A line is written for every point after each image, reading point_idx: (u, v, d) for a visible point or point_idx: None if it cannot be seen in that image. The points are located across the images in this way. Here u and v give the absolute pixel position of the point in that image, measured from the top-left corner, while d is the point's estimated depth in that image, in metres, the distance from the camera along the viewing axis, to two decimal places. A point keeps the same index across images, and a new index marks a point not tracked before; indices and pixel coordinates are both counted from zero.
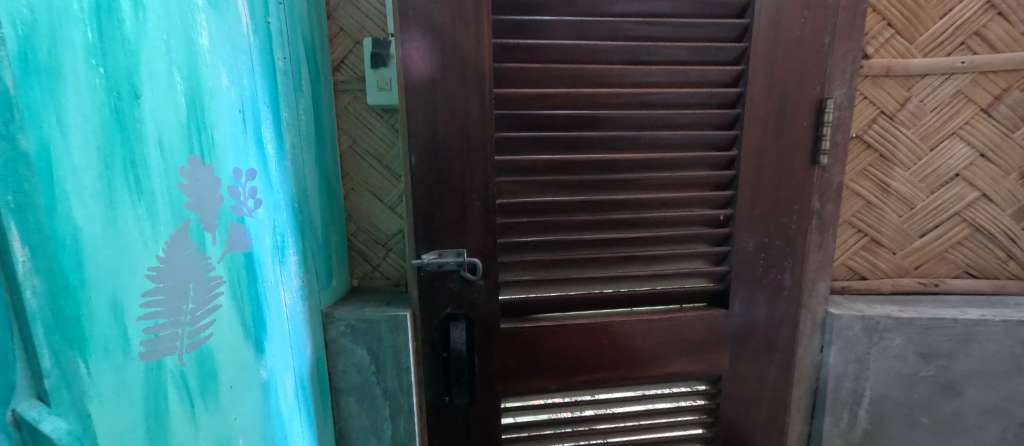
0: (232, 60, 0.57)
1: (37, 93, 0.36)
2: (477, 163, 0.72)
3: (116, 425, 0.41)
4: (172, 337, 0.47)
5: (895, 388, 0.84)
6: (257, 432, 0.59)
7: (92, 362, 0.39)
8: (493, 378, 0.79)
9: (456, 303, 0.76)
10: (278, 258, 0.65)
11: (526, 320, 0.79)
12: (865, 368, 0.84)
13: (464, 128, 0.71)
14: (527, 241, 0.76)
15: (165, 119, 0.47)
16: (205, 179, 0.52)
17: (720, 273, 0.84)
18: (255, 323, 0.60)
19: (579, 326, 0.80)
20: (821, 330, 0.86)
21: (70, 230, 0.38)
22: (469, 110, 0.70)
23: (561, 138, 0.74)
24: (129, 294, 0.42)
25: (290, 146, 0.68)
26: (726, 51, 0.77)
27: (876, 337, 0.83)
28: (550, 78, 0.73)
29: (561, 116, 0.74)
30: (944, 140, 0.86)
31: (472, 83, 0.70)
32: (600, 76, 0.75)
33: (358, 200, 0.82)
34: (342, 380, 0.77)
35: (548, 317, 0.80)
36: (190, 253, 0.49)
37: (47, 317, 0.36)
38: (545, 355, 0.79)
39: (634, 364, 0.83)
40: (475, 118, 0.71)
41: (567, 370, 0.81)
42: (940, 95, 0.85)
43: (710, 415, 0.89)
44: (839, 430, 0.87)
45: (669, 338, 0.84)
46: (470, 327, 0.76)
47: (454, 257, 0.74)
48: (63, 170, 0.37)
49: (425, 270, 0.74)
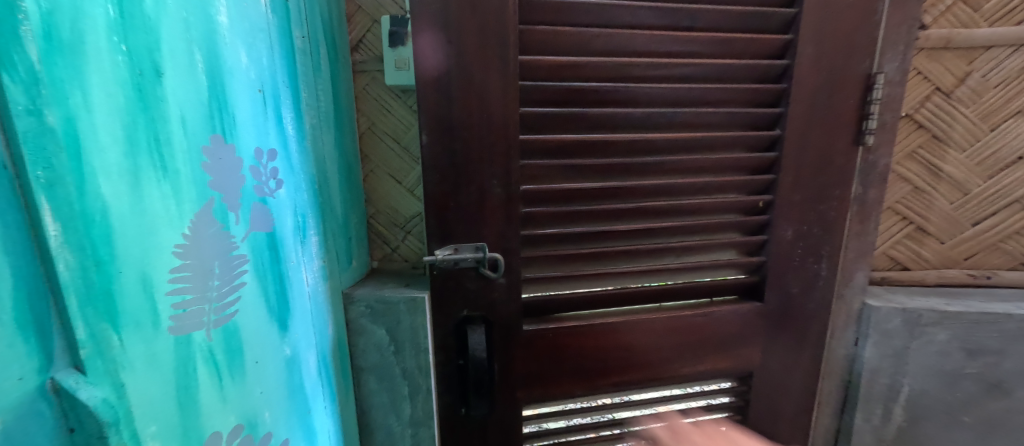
0: (251, 39, 0.57)
1: (62, 69, 0.36)
2: (498, 146, 0.70)
3: (147, 397, 0.42)
4: (199, 313, 0.48)
5: (936, 386, 0.80)
6: (280, 407, 0.61)
7: (124, 334, 0.40)
8: (513, 383, 0.78)
9: (474, 304, 0.75)
10: (299, 238, 0.66)
11: (550, 321, 0.78)
12: (903, 362, 0.79)
13: (485, 106, 0.69)
14: (552, 233, 0.74)
15: (187, 98, 0.48)
16: (227, 158, 0.53)
17: (754, 264, 0.80)
18: (278, 303, 0.61)
19: (605, 326, 0.78)
20: (857, 322, 0.82)
21: (99, 206, 0.38)
22: (490, 89, 0.68)
23: (586, 120, 0.72)
24: (156, 269, 0.43)
25: (310, 127, 0.69)
26: (770, 18, 0.72)
27: (918, 331, 0.78)
28: (578, 51, 0.70)
29: (588, 93, 0.71)
30: (1008, 118, 0.79)
31: (495, 60, 0.67)
32: (630, 47, 0.71)
33: (377, 183, 0.82)
34: (363, 360, 0.77)
35: (574, 318, 0.78)
36: (213, 232, 0.51)
37: (80, 290, 0.37)
38: (570, 357, 0.78)
39: (660, 365, 0.82)
40: (499, 95, 0.69)
41: (593, 374, 0.80)
42: (1009, 66, 0.77)
43: (738, 412, 0.87)
44: (870, 425, 0.84)
45: (697, 333, 0.81)
46: (489, 330, 0.76)
47: (471, 251, 0.73)
48: (89, 146, 0.38)
49: (438, 267, 0.73)
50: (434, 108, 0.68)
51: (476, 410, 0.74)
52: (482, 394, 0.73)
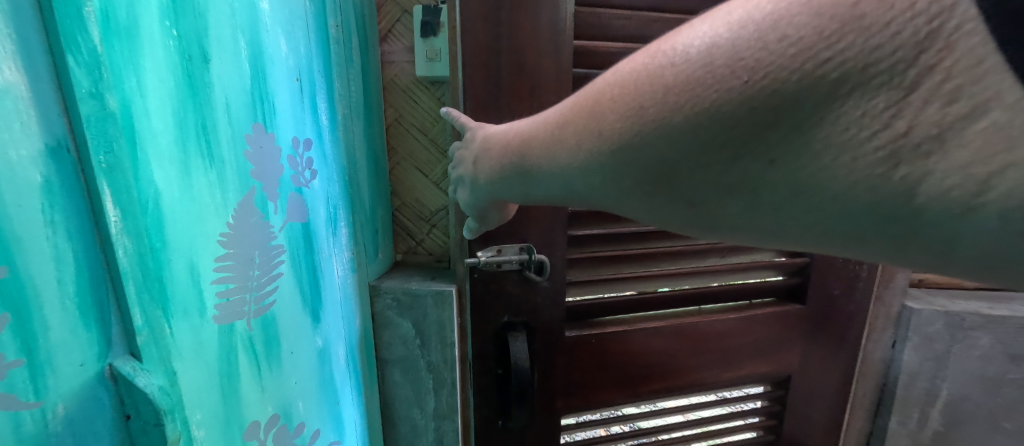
0: (290, 27, 0.57)
1: (120, 53, 0.35)
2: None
3: (194, 385, 0.42)
4: (240, 302, 0.48)
5: (976, 390, 0.79)
6: (312, 397, 0.61)
7: (174, 322, 0.40)
8: (553, 392, 0.75)
9: (516, 310, 0.70)
10: (331, 229, 0.66)
11: (592, 327, 0.74)
12: (943, 367, 0.80)
13: (535, 95, 0.63)
14: (597, 235, 0.70)
15: (232, 85, 0.48)
16: (267, 147, 0.53)
17: (797, 266, 0.79)
18: (312, 293, 0.61)
19: (652, 330, 0.75)
20: (896, 324, 0.82)
21: (152, 192, 0.38)
22: (543, 77, 0.63)
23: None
24: (203, 258, 0.43)
25: (342, 118, 0.68)
26: None
27: (961, 335, 0.78)
28: (630, 37, 0.66)
29: None
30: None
31: (546, 41, 0.62)
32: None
33: (403, 174, 0.81)
34: (388, 352, 0.77)
35: (615, 321, 0.75)
36: (255, 221, 0.50)
37: (137, 277, 0.36)
38: (612, 363, 0.75)
39: (701, 370, 0.78)
40: (551, 79, 0.64)
41: (636, 380, 0.77)
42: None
43: (773, 417, 0.86)
44: (905, 429, 0.84)
45: (738, 337, 0.79)
46: (531, 338, 0.72)
47: (516, 253, 0.68)
48: (143, 131, 0.37)
49: (480, 271, 0.68)
50: (486, 96, 0.63)
51: (516, 422, 0.68)
52: (524, 405, 0.67)
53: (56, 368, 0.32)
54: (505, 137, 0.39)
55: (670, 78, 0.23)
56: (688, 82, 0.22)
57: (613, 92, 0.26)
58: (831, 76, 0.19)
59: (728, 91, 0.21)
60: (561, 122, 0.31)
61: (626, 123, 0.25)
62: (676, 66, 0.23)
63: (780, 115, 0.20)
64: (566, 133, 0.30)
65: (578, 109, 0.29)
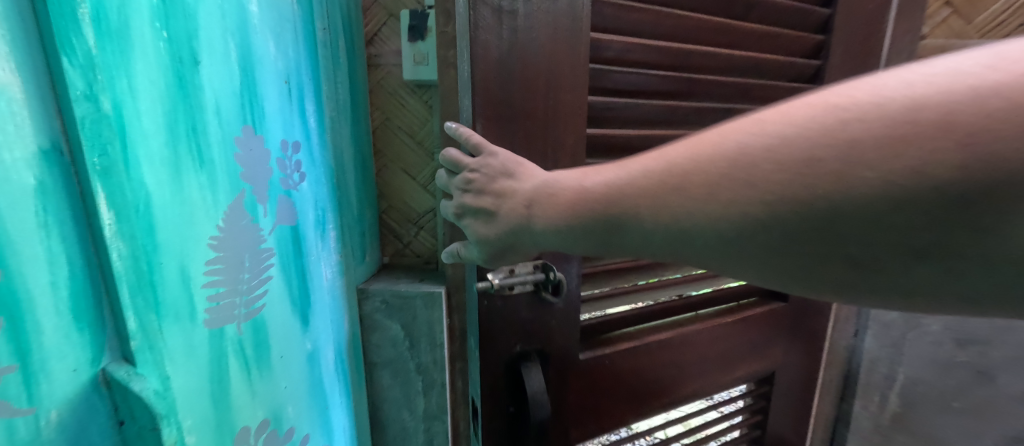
0: (278, 28, 0.57)
1: (113, 56, 0.35)
2: (565, 146, 0.52)
3: (186, 389, 0.42)
4: (231, 306, 0.48)
5: (929, 373, 0.83)
6: (302, 402, 0.61)
7: (166, 326, 0.39)
8: (566, 423, 0.63)
9: (529, 336, 0.57)
10: (319, 232, 0.65)
11: (603, 345, 0.64)
12: (900, 353, 0.85)
13: (551, 91, 0.50)
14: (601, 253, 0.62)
15: (222, 87, 0.47)
16: (256, 149, 0.52)
17: None
18: (301, 297, 0.60)
19: (663, 341, 0.67)
20: (858, 315, 0.87)
21: (144, 195, 0.37)
22: (559, 68, 0.50)
23: (650, 118, 0.58)
24: (195, 262, 0.43)
25: (329, 120, 0.68)
26: (809, 16, 0.64)
27: (913, 322, 0.82)
28: (643, 32, 0.54)
29: (651, 82, 0.56)
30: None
31: (564, 26, 0.49)
32: (701, 35, 0.58)
33: (390, 177, 0.81)
34: (377, 355, 0.77)
35: (623, 335, 0.66)
36: (245, 224, 0.50)
37: (131, 280, 0.36)
38: (624, 381, 0.65)
39: (706, 377, 0.73)
40: (567, 72, 0.50)
41: (647, 397, 0.68)
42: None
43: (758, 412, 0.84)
44: (868, 412, 0.90)
45: (737, 339, 0.75)
46: (545, 365, 0.59)
47: (529, 272, 0.55)
48: (135, 134, 0.37)
49: (489, 297, 0.54)
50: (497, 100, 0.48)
51: None
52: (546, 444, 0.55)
53: (48, 374, 0.31)
54: (574, 191, 0.37)
55: (860, 135, 0.24)
56: (876, 142, 0.24)
57: (760, 154, 0.27)
58: (983, 151, 0.21)
59: (937, 156, 0.22)
60: (681, 181, 0.30)
61: (791, 180, 0.26)
62: (818, 131, 0.25)
63: (972, 200, 0.22)
64: (697, 185, 0.29)
65: (713, 158, 0.28)
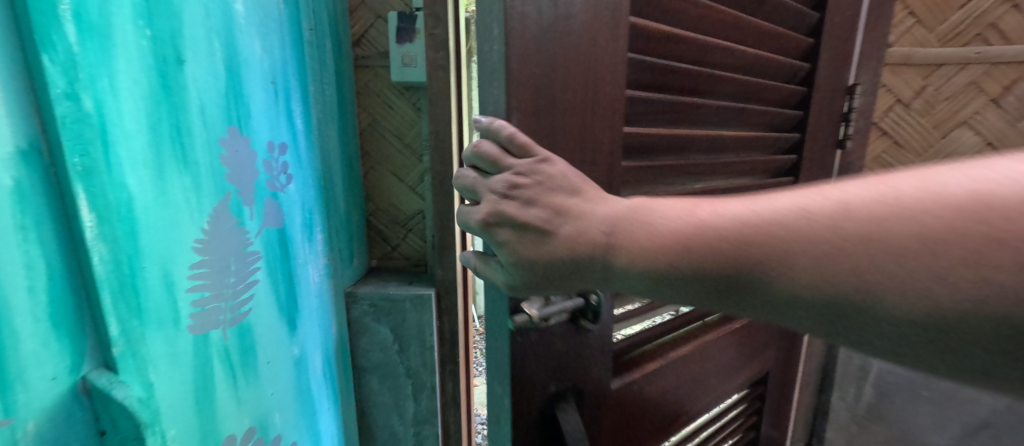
0: (264, 29, 0.56)
1: (96, 55, 0.34)
2: (603, 150, 0.40)
3: (170, 396, 0.41)
4: (216, 311, 0.47)
5: None
6: (289, 408, 0.59)
7: (149, 332, 0.38)
8: None
9: (560, 370, 0.43)
10: (306, 235, 0.64)
11: (627, 366, 0.49)
12: None
13: (591, 85, 0.38)
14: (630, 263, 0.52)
15: (207, 88, 0.46)
16: (243, 151, 0.51)
17: None
18: (288, 301, 0.59)
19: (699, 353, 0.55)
20: None
21: (126, 198, 0.36)
22: (598, 54, 0.38)
23: (694, 122, 0.47)
24: (179, 266, 0.42)
25: (316, 122, 0.67)
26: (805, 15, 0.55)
27: None
28: (675, 22, 0.43)
29: (689, 77, 0.45)
30: (979, 112, 0.66)
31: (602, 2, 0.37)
32: (722, 29, 0.47)
33: (378, 180, 0.80)
34: (365, 359, 0.76)
35: (652, 352, 0.51)
36: (231, 227, 0.49)
37: (113, 285, 0.35)
38: (649, 405, 0.51)
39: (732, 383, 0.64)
40: (607, 60, 0.38)
41: (670, 420, 0.54)
42: (1002, 39, 0.64)
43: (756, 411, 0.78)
44: None
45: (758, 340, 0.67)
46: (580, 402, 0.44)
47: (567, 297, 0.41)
48: (117, 135, 0.36)
49: (522, 333, 0.39)
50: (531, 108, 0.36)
51: None
52: None
53: (27, 383, 0.30)
54: (675, 226, 0.27)
55: None
56: None
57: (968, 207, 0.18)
58: None
59: None
60: (868, 225, 0.20)
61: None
62: None
63: None
64: (860, 250, 0.20)
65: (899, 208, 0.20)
